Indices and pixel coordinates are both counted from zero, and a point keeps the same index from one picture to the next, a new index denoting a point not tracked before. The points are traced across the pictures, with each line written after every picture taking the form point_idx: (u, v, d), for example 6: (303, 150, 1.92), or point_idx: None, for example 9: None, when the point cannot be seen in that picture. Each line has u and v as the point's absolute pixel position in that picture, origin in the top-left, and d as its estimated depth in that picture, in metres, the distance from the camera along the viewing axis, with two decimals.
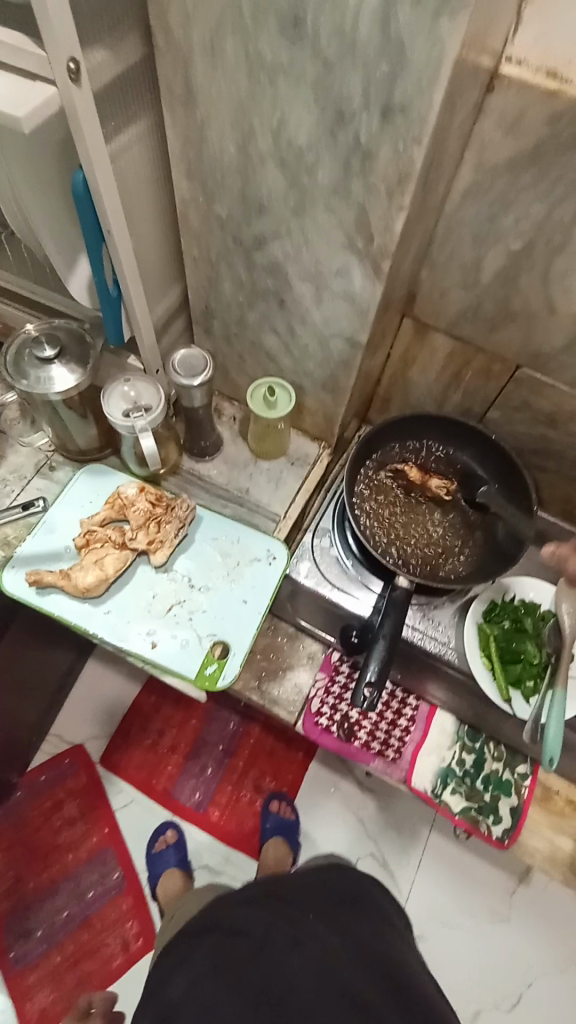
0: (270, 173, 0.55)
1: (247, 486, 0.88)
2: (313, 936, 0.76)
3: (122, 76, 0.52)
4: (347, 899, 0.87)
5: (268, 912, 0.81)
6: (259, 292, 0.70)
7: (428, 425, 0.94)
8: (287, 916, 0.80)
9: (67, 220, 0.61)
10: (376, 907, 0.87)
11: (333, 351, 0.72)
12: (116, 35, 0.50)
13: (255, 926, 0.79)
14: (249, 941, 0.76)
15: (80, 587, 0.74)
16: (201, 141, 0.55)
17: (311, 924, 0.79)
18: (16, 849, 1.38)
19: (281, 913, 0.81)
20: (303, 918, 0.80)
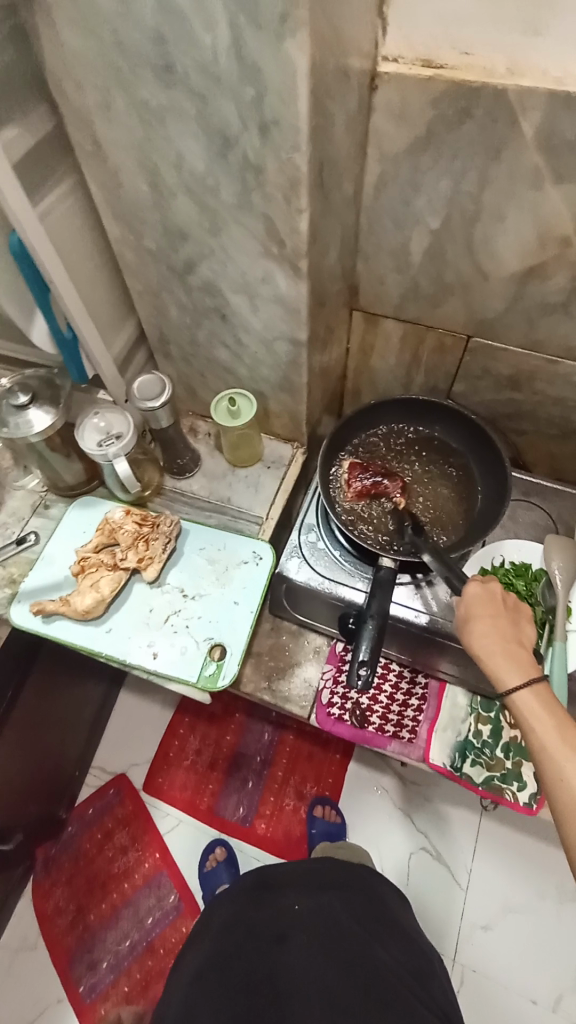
0: (182, 202, 0.60)
1: (229, 495, 0.92)
2: (299, 932, 0.85)
3: (39, 144, 0.59)
4: (343, 885, 0.92)
5: (262, 905, 0.90)
6: (201, 312, 0.75)
7: (396, 409, 0.97)
8: (278, 910, 0.88)
9: (17, 278, 0.68)
10: (366, 887, 0.93)
11: (279, 353, 0.76)
12: (25, 110, 0.56)
13: (248, 921, 0.88)
14: (239, 936, 0.86)
15: (81, 610, 0.78)
16: (118, 186, 0.61)
17: (301, 915, 0.87)
18: (74, 882, 1.42)
19: (273, 907, 0.89)
20: (293, 911, 0.88)
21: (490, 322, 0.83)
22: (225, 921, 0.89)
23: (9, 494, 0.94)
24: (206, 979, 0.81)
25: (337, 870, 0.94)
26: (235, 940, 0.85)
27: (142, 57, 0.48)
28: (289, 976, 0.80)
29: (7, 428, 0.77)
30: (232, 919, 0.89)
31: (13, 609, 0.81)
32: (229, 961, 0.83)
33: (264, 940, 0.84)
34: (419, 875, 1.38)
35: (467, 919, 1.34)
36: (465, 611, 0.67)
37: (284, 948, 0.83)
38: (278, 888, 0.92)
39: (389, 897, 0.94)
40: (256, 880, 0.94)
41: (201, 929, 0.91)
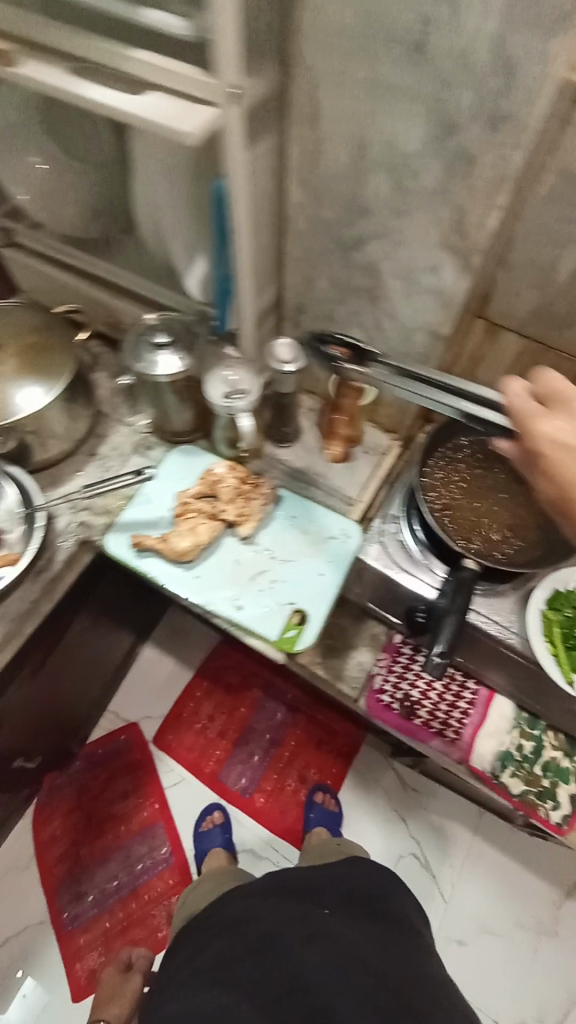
0: (378, 180, 0.62)
1: (323, 471, 0.94)
2: (325, 935, 0.85)
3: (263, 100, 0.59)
4: (358, 893, 0.96)
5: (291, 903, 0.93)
6: (351, 289, 0.77)
7: None
8: (290, 907, 0.91)
9: (193, 222, 0.72)
10: (379, 888, 0.98)
11: (415, 343, 0.78)
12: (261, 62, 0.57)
13: (267, 924, 0.88)
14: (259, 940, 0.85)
15: (176, 549, 0.82)
16: (318, 153, 0.64)
17: (317, 916, 0.89)
18: (74, 814, 1.46)
19: (293, 906, 0.91)
20: (311, 913, 0.90)
21: None
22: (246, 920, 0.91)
23: (114, 430, 0.98)
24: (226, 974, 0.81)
25: (350, 882, 0.98)
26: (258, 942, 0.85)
27: (398, 35, 0.50)
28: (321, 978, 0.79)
29: (140, 364, 0.80)
30: (245, 921, 0.91)
31: (110, 537, 0.85)
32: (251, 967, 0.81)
33: (286, 939, 0.84)
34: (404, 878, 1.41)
35: (443, 931, 1.36)
36: (524, 436, 0.61)
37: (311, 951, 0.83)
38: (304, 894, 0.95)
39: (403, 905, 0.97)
40: (283, 885, 0.97)
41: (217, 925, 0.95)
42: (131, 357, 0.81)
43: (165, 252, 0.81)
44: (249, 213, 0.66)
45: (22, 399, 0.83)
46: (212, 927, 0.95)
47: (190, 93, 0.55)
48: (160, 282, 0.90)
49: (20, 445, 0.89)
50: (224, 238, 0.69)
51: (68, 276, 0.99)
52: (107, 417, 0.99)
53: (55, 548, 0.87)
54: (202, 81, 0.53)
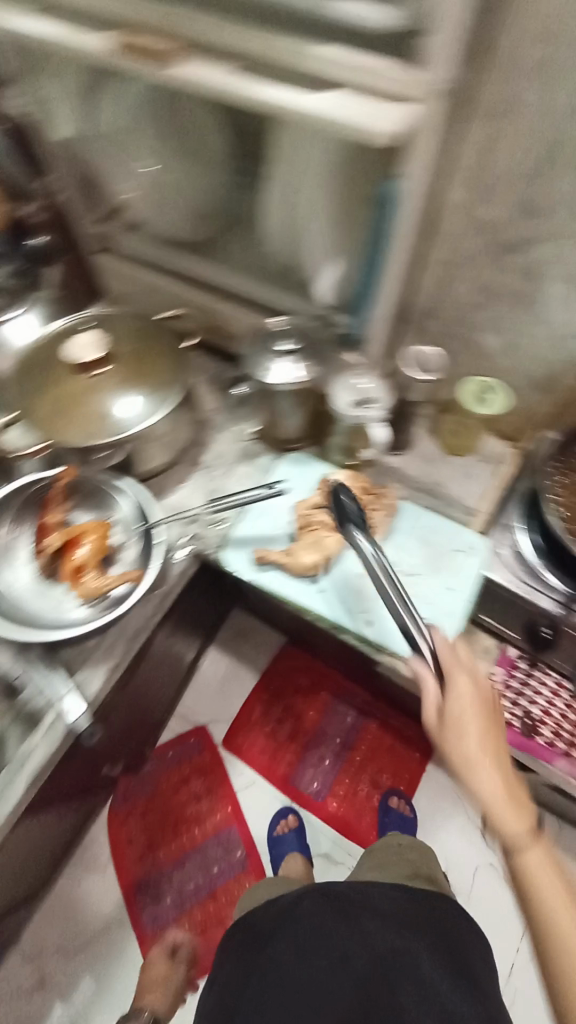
0: (564, 179, 0.58)
1: (441, 481, 0.90)
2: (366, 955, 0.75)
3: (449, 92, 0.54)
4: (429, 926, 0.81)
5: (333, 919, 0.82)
6: (497, 293, 0.72)
7: None
8: (347, 917, 0.82)
9: (333, 223, 0.69)
10: (451, 929, 0.82)
11: (563, 351, 0.74)
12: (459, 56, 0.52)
13: (318, 928, 0.81)
14: (304, 949, 0.79)
15: (301, 564, 0.80)
16: (495, 148, 0.59)
17: (365, 925, 0.80)
18: (150, 813, 1.47)
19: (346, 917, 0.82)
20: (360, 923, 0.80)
21: None
22: (302, 923, 0.83)
23: (218, 437, 0.95)
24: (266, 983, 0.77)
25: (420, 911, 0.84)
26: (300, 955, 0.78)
27: None
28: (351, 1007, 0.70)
29: (264, 369, 0.77)
30: (297, 918, 0.84)
31: (228, 552, 0.84)
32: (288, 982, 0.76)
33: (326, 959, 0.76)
34: (484, 889, 1.38)
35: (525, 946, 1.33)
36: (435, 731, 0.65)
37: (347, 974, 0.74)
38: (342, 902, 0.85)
39: (479, 970, 0.78)
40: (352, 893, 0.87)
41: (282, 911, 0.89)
42: (255, 362, 0.78)
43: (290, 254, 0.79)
44: (414, 216, 0.63)
45: (117, 409, 0.80)
46: (266, 927, 0.87)
47: (385, 88, 0.51)
48: (277, 287, 0.85)
49: (133, 455, 0.86)
50: (380, 245, 0.66)
51: (173, 283, 0.92)
52: (208, 424, 0.96)
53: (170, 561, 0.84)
54: (399, 76, 0.50)
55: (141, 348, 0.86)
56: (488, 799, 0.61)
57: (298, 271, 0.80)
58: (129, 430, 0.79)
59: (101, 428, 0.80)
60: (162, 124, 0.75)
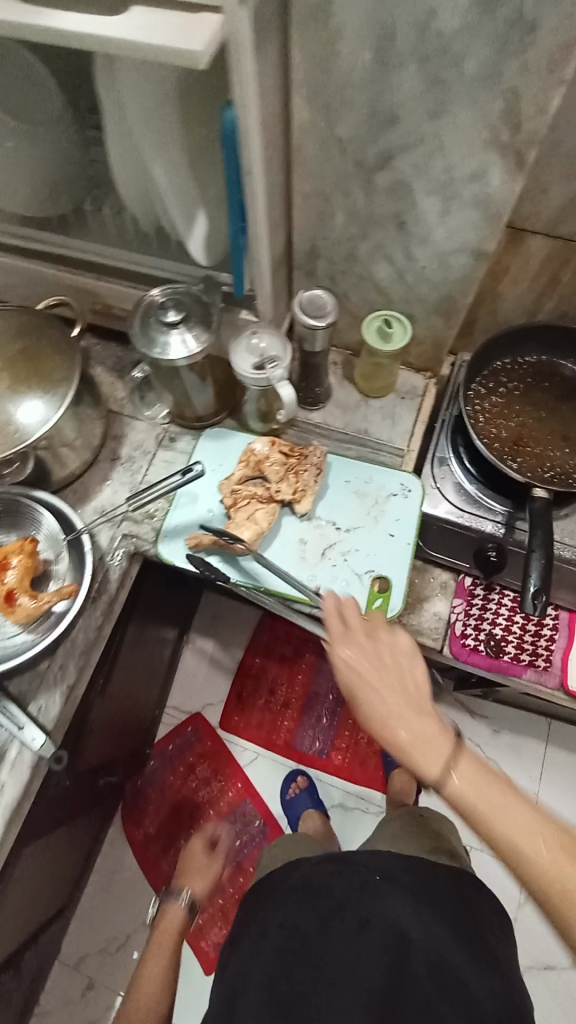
0: (409, 77, 0.54)
1: (366, 426, 0.89)
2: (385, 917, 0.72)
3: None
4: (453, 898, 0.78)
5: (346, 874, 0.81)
6: (375, 219, 0.69)
7: (523, 336, 0.92)
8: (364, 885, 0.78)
9: (187, 173, 0.63)
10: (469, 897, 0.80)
11: (454, 266, 0.72)
12: None
13: (336, 895, 0.78)
14: (325, 913, 0.76)
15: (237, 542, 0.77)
16: (333, 54, 0.55)
17: (383, 890, 0.76)
18: (163, 810, 1.48)
19: (361, 886, 0.78)
20: (378, 891, 0.76)
21: None
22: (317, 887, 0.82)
23: (131, 426, 0.90)
24: (288, 939, 0.76)
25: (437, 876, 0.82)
26: (319, 917, 0.76)
27: None
28: (371, 967, 0.67)
29: (155, 348, 0.72)
30: (316, 888, 0.81)
31: (162, 544, 0.80)
32: (309, 940, 0.74)
33: (344, 920, 0.74)
34: None
35: None
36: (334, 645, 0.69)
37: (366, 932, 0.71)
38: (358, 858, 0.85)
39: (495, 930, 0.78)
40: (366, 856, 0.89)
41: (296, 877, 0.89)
42: (144, 341, 0.73)
43: (156, 215, 0.73)
44: (263, 152, 0.57)
45: (19, 413, 0.75)
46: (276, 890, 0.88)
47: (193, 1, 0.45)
48: (151, 253, 0.79)
49: (41, 466, 0.81)
50: (237, 187, 0.59)
51: (41, 270, 0.84)
52: (118, 414, 0.91)
53: (107, 567, 0.80)
54: None
55: (28, 346, 0.80)
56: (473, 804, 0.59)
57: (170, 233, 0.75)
58: (34, 432, 0.74)
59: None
60: None
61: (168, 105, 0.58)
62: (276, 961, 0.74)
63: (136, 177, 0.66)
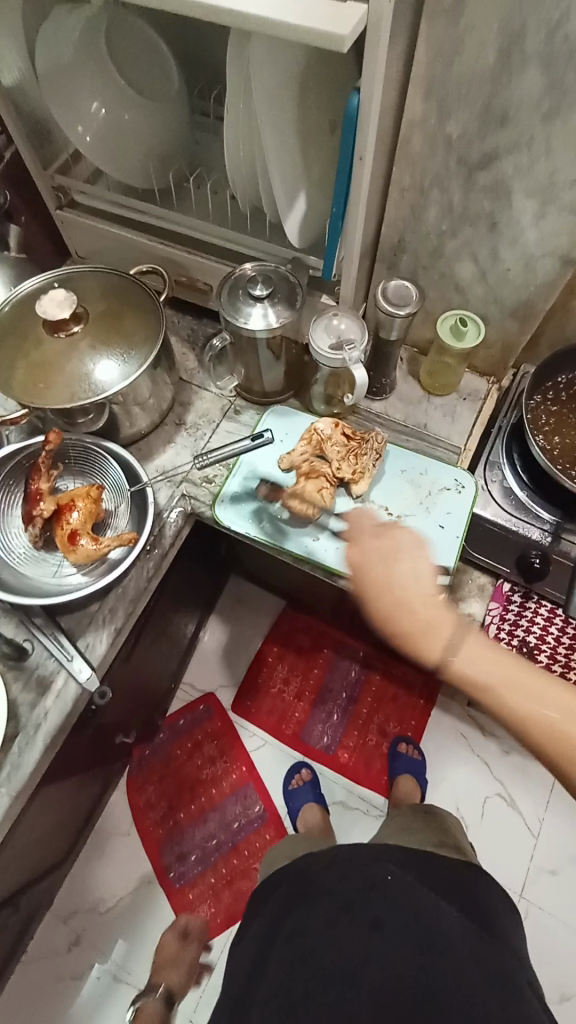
0: (529, 78, 0.56)
1: (425, 420, 0.91)
2: (401, 917, 0.71)
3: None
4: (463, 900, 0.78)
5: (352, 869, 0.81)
6: (468, 217, 0.71)
7: None
8: (374, 885, 0.76)
9: (295, 155, 0.67)
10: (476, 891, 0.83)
11: (538, 271, 0.74)
12: None
13: (345, 894, 0.76)
14: (332, 912, 0.74)
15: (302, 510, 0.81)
16: (458, 50, 0.57)
17: (394, 891, 0.75)
18: (166, 781, 1.49)
19: (372, 883, 0.77)
20: (387, 891, 0.75)
21: None
22: (326, 882, 0.80)
23: (198, 395, 0.93)
24: (296, 941, 0.72)
25: (442, 875, 0.83)
26: (327, 916, 0.74)
27: None
28: (390, 959, 0.67)
29: (239, 319, 0.76)
30: (322, 887, 0.79)
31: (219, 508, 0.83)
32: (319, 940, 0.71)
33: (357, 918, 0.72)
34: (492, 817, 1.46)
35: (535, 861, 1.42)
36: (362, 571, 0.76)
37: (379, 930, 0.70)
38: (369, 852, 0.85)
39: (505, 916, 0.80)
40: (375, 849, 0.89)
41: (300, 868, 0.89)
42: (230, 311, 0.76)
43: (256, 194, 0.76)
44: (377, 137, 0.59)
45: (97, 372, 0.79)
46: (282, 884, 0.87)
47: None
48: (243, 229, 0.83)
49: (113, 419, 0.84)
50: (346, 170, 0.62)
51: (135, 235, 0.89)
52: (187, 383, 0.94)
53: (163, 523, 0.84)
54: None
55: (114, 308, 0.84)
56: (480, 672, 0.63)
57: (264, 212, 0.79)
58: (111, 391, 0.78)
59: (82, 385, 0.78)
60: (119, 65, 0.74)
61: (287, 89, 0.63)
62: (285, 963, 0.70)
63: (244, 155, 0.70)
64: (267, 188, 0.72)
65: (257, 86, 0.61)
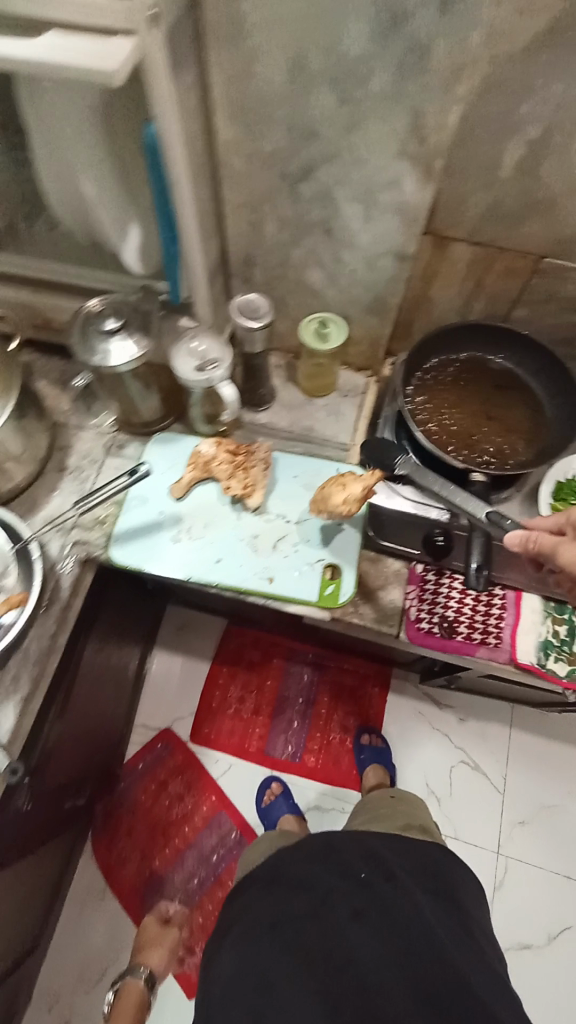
0: (321, 94, 0.57)
1: (310, 423, 0.92)
2: (377, 904, 0.75)
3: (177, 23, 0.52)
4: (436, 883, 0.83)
5: (330, 870, 0.83)
6: (304, 227, 0.73)
7: (454, 334, 0.98)
8: (350, 883, 0.79)
9: (119, 189, 0.65)
10: (446, 872, 0.86)
11: (381, 270, 0.76)
12: None
13: (325, 887, 0.79)
14: (316, 902, 0.77)
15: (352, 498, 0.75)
16: (249, 73, 0.57)
17: (371, 887, 0.78)
18: (135, 830, 1.43)
19: (347, 878, 0.80)
20: (363, 885, 0.79)
21: (565, 241, 0.85)
22: (299, 880, 0.83)
23: (78, 435, 0.90)
24: (281, 931, 0.74)
25: (419, 860, 0.87)
26: (309, 906, 0.77)
27: None
28: (368, 953, 0.69)
29: (97, 356, 0.73)
30: (304, 884, 0.81)
31: (114, 549, 0.80)
32: (301, 927, 0.74)
33: (338, 907, 0.75)
34: (461, 786, 1.51)
35: (506, 818, 1.48)
36: None
37: (359, 924, 0.72)
38: (343, 854, 0.85)
39: (475, 897, 0.87)
40: (355, 842, 0.88)
41: (271, 874, 0.87)
42: (84, 350, 0.74)
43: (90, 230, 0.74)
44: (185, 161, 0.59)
45: None
46: (249, 901, 0.86)
47: (107, 23, 0.48)
48: (88, 263, 0.80)
49: None
50: (163, 197, 0.62)
51: None
52: (65, 425, 0.90)
53: (58, 575, 0.80)
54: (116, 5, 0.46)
55: None
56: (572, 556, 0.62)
57: (105, 245, 0.76)
58: None
59: None
60: None
61: (97, 122, 0.60)
62: (268, 954, 0.72)
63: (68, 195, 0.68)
64: (90, 219, 0.70)
65: (64, 125, 0.59)
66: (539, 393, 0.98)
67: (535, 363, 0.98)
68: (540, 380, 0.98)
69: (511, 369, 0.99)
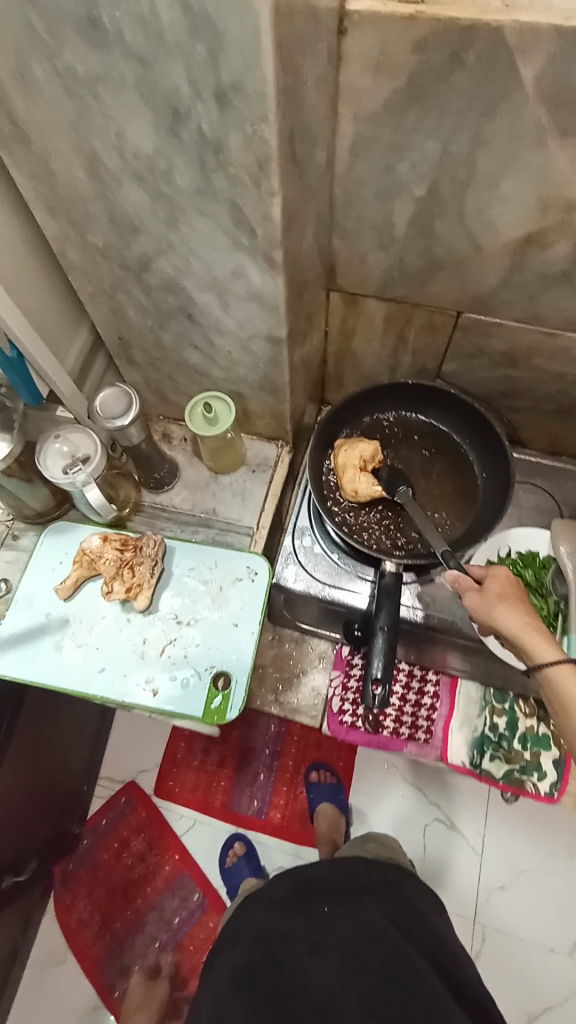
0: (130, 190, 0.50)
1: (214, 505, 0.86)
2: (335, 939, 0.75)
3: None
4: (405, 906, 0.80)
5: (293, 915, 0.80)
6: (166, 313, 0.66)
7: (377, 395, 0.89)
8: (314, 919, 0.78)
9: None
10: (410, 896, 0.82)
11: (259, 353, 0.68)
12: None
13: (283, 929, 0.78)
14: (273, 944, 0.77)
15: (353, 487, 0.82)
16: (50, 171, 0.51)
17: (332, 925, 0.77)
18: (96, 892, 1.38)
19: (308, 919, 0.79)
20: (327, 924, 0.77)
21: (483, 296, 0.75)
22: (255, 933, 0.79)
23: None
24: (241, 983, 0.73)
25: (381, 881, 0.83)
26: (266, 950, 0.76)
27: (61, 11, 0.38)
28: (326, 984, 0.71)
29: None
30: (263, 929, 0.79)
31: None
32: (258, 966, 0.74)
33: (297, 948, 0.75)
34: (435, 848, 1.31)
35: (482, 882, 1.28)
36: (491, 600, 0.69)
37: (317, 957, 0.74)
38: (304, 888, 0.83)
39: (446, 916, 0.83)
40: (320, 877, 0.84)
41: (230, 934, 0.83)
42: None
43: None
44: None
45: None
46: None
47: None
48: None
49: None
50: None
51: None
52: None
53: None
54: None
55: None
56: (513, 632, 0.66)
57: None
58: None
59: None
60: None
61: None
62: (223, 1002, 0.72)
63: None
64: None
65: None
66: (475, 454, 0.88)
67: (466, 423, 0.88)
68: (476, 440, 0.88)
69: (442, 429, 0.90)
